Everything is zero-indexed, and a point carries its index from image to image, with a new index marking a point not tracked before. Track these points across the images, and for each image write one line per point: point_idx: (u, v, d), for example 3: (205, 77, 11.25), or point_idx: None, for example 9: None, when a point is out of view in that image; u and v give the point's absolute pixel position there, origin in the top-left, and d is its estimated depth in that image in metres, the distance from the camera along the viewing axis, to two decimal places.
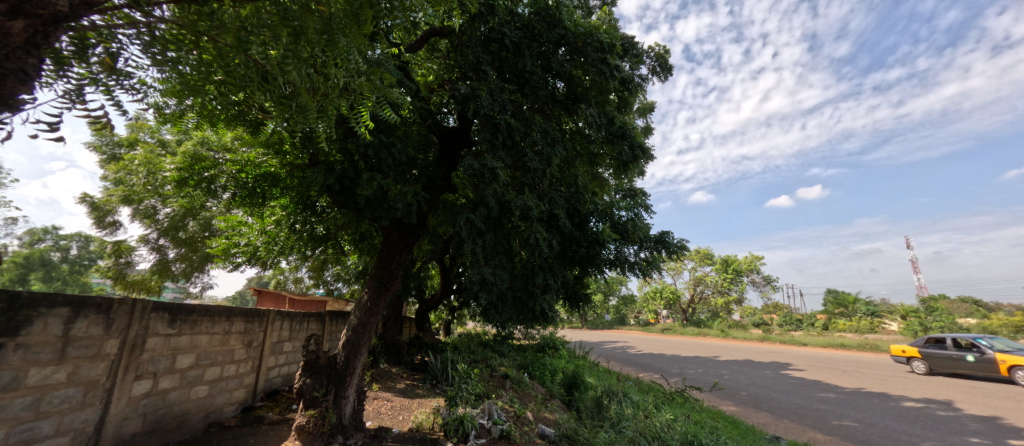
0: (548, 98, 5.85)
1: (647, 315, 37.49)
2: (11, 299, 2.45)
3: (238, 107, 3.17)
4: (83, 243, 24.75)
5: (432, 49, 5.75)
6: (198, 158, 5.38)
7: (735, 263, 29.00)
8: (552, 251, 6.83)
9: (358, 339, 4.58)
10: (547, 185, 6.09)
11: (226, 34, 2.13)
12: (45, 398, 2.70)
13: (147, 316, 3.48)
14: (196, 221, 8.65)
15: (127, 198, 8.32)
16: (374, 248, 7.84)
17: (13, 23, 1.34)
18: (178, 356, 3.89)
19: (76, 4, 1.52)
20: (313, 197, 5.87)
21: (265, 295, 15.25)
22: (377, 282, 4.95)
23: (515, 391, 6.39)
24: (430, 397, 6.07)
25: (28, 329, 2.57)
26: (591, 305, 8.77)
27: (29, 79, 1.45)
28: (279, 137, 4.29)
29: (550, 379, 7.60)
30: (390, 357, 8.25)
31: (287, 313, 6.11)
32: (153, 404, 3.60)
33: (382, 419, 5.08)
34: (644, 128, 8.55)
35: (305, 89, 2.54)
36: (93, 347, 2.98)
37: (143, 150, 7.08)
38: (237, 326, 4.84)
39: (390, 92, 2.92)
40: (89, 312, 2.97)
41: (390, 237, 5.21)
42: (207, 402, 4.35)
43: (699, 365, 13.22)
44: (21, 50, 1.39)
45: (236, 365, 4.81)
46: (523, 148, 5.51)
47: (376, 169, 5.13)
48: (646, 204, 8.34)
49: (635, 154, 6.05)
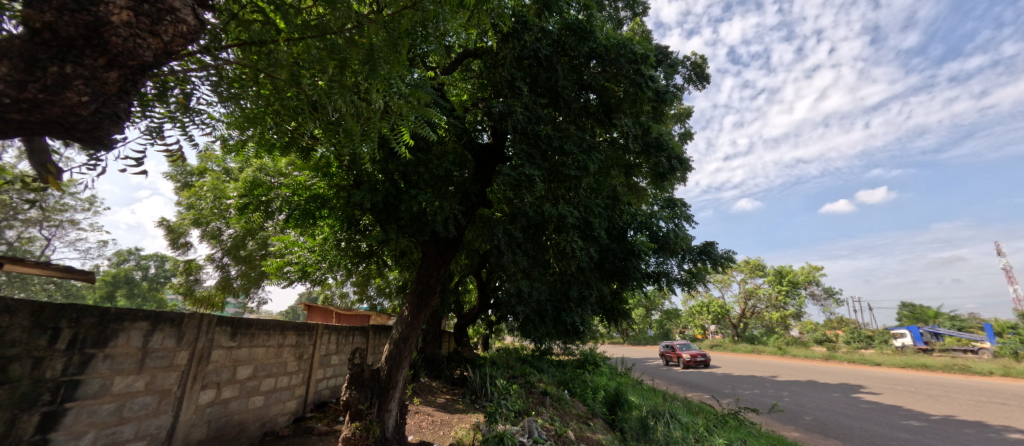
0: (581, 111, 5.77)
1: (693, 329, 35.45)
2: (102, 314, 2.77)
3: (291, 135, 3.49)
4: (159, 262, 27.20)
5: (466, 70, 5.96)
6: (256, 183, 5.77)
7: (791, 274, 26.84)
8: (591, 263, 6.62)
9: (400, 352, 4.77)
10: (584, 195, 5.96)
11: (281, 69, 2.43)
12: (127, 404, 2.98)
13: (212, 330, 3.79)
14: (254, 240, 9.28)
15: (197, 220, 9.14)
16: (414, 264, 8.05)
17: (109, 74, 1.64)
18: (238, 368, 4.17)
19: (159, 54, 1.79)
20: (358, 216, 6.10)
21: (315, 309, 16.10)
22: (417, 296, 5.16)
23: (556, 408, 6.22)
24: (470, 412, 6.06)
25: (114, 341, 2.86)
26: (630, 320, 8.41)
27: (122, 120, 1.81)
28: (325, 161, 4.64)
29: (591, 397, 7.35)
30: (430, 372, 8.34)
31: (335, 327, 6.38)
32: (216, 413, 3.87)
33: (424, 434, 5.12)
34: (682, 135, 8.26)
35: (350, 114, 2.76)
36: (166, 358, 3.28)
37: (211, 177, 7.79)
38: (290, 339, 5.12)
39: (428, 111, 3.06)
40: (164, 325, 3.27)
41: (429, 252, 5.43)
42: (263, 412, 4.61)
43: (754, 386, 12.26)
44: (116, 96, 1.72)
45: (288, 377, 5.08)
46: (558, 160, 5.46)
47: (416, 186, 5.27)
48: (687, 215, 7.95)
49: (673, 165, 5.99)
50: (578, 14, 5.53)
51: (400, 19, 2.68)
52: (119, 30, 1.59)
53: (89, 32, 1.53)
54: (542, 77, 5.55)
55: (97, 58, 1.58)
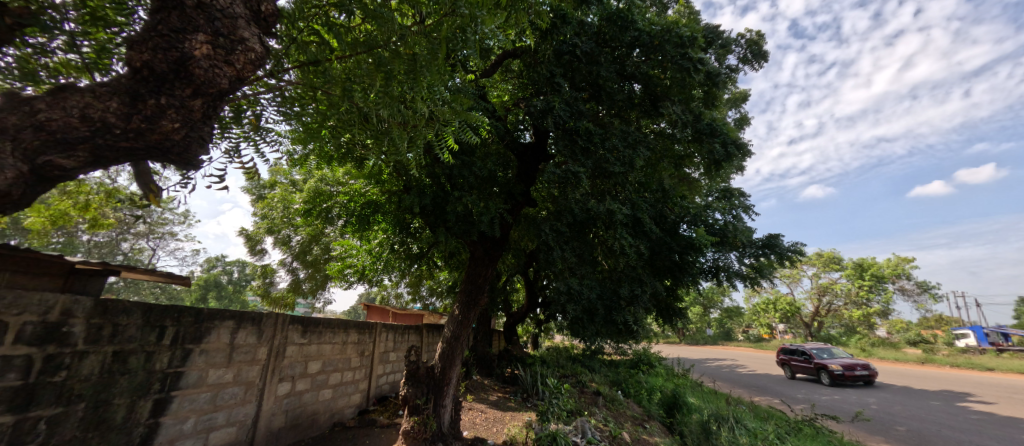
0: (625, 102, 5.55)
1: (758, 328, 32.78)
2: (197, 313, 3.16)
3: (347, 147, 3.74)
4: (241, 268, 30.40)
5: (506, 70, 6.00)
6: (317, 192, 6.25)
7: (874, 267, 23.93)
8: (643, 259, 6.30)
9: (452, 350, 4.92)
10: (631, 190, 5.75)
11: (335, 85, 2.74)
12: (219, 394, 3.36)
13: (286, 328, 4.17)
14: (318, 245, 10.06)
15: (270, 229, 10.08)
16: (462, 264, 8.26)
17: (195, 103, 1.93)
18: (309, 363, 4.55)
19: (233, 81, 2.04)
20: (408, 219, 6.36)
21: (373, 309, 17.09)
22: (467, 296, 5.29)
23: (609, 409, 6.08)
24: (522, 410, 6.10)
25: (207, 338, 3.24)
26: (686, 319, 7.98)
27: (205, 142, 2.11)
28: (378, 169, 4.92)
29: (646, 399, 7.08)
30: (482, 370, 8.52)
31: (392, 326, 6.73)
32: (292, 403, 4.25)
33: (478, 430, 5.24)
34: (738, 120, 7.68)
35: (398, 123, 2.91)
36: (249, 353, 3.67)
37: (280, 189, 8.55)
38: (352, 336, 5.48)
39: (469, 115, 3.12)
40: (247, 324, 3.65)
41: (476, 252, 5.54)
42: (332, 404, 4.98)
43: (834, 392, 11.08)
44: (200, 121, 2.02)
45: (352, 372, 5.44)
46: (602, 155, 5.26)
47: (461, 188, 5.39)
48: (747, 205, 7.38)
49: (730, 150, 5.56)
50: (619, 3, 5.34)
51: (438, 29, 2.88)
52: (201, 63, 1.87)
53: (179, 68, 1.83)
54: (582, 71, 5.40)
55: (184, 89, 1.87)
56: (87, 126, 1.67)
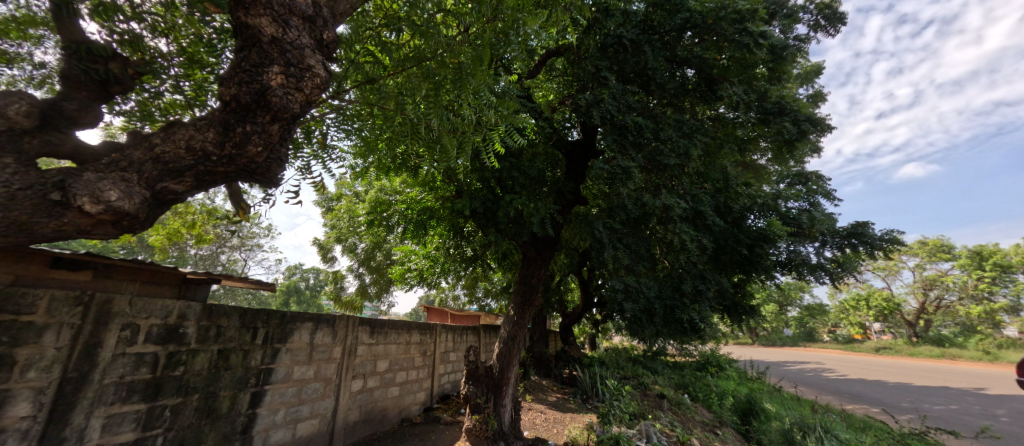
0: (678, 89, 5.25)
1: (847, 328, 29.12)
2: (281, 316, 3.52)
3: (403, 157, 3.96)
4: (315, 274, 33.42)
5: (550, 69, 5.97)
6: (378, 202, 6.68)
7: (997, 255, 20.19)
8: (707, 254, 5.88)
9: (509, 350, 4.98)
10: (689, 182, 5.42)
11: (390, 100, 2.93)
12: (303, 388, 3.71)
13: (357, 329, 4.49)
14: (381, 251, 10.74)
15: (339, 238, 10.97)
16: (516, 266, 8.33)
17: (273, 127, 2.16)
18: (378, 361, 4.86)
19: (303, 104, 2.25)
20: (461, 223, 6.57)
21: (433, 311, 17.84)
22: (521, 296, 5.33)
23: (676, 413, 5.77)
24: (582, 412, 5.99)
25: (291, 338, 3.59)
26: (760, 318, 7.32)
27: (283, 162, 2.34)
28: (431, 176, 5.14)
29: (717, 403, 6.62)
30: (540, 370, 8.52)
31: (451, 327, 6.98)
32: (364, 399, 4.57)
33: (538, 430, 5.24)
34: (812, 96, 6.89)
35: (447, 131, 3.01)
36: (326, 352, 4.00)
37: (346, 201, 9.27)
38: (415, 337, 5.76)
39: (515, 117, 3.13)
40: (323, 325, 3.99)
41: (528, 253, 5.56)
42: (400, 401, 5.27)
43: (951, 401, 9.50)
44: (278, 143, 2.25)
45: (416, 371, 5.72)
46: (655, 146, 5.03)
47: (511, 190, 5.45)
48: (827, 190, 6.59)
49: (803, 128, 5.02)
50: None
51: (481, 35, 2.93)
52: (277, 91, 2.09)
53: (260, 97, 2.05)
54: (629, 61, 5.22)
55: (264, 116, 2.10)
56: (192, 155, 1.95)
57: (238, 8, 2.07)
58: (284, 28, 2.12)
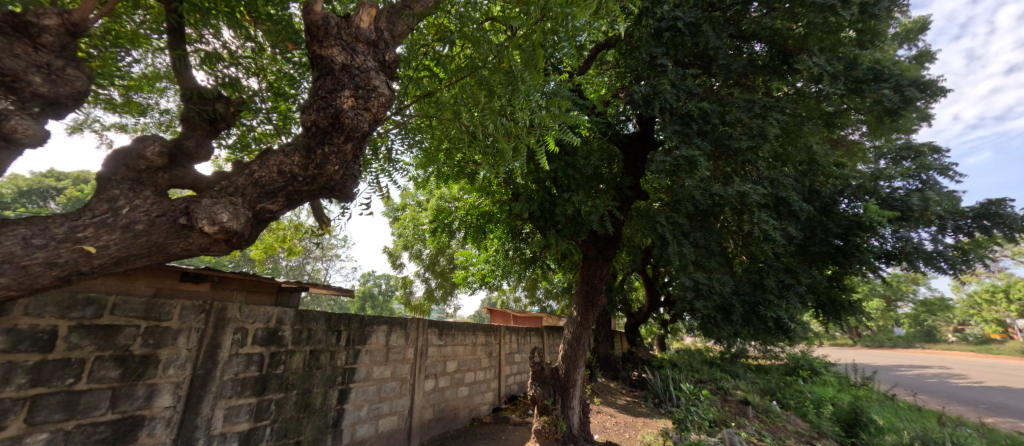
0: (747, 67, 4.81)
1: (979, 326, 24.42)
2: (361, 320, 3.81)
3: (461, 164, 4.09)
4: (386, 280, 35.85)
5: (600, 63, 5.82)
6: (439, 209, 7.00)
7: None
8: (793, 245, 5.30)
9: (574, 352, 4.90)
10: (766, 166, 4.92)
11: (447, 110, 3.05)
12: (382, 387, 3.98)
13: (426, 331, 4.72)
14: (444, 256, 11.22)
15: (406, 245, 11.67)
16: (576, 265, 8.21)
17: (348, 147, 2.34)
18: (447, 362, 5.06)
19: (372, 123, 2.41)
20: (519, 225, 6.62)
21: (496, 313, 18.18)
22: (583, 297, 5.23)
23: (763, 422, 5.26)
24: (656, 417, 5.70)
25: (369, 340, 3.88)
26: (863, 316, 6.41)
27: (358, 178, 2.53)
28: (488, 181, 5.26)
29: (814, 412, 5.92)
30: (607, 372, 8.31)
31: (515, 328, 7.06)
32: (437, 398, 4.78)
33: (609, 434, 5.08)
34: (916, 57, 5.89)
35: (502, 135, 3.05)
36: (400, 353, 4.26)
37: (410, 210, 9.84)
38: (481, 338, 5.92)
39: (569, 115, 3.08)
40: (397, 328, 4.25)
41: (589, 252, 5.44)
42: (470, 400, 5.44)
43: None
44: (353, 161, 2.43)
45: (483, 371, 5.86)
46: (722, 131, 4.65)
47: (567, 189, 5.38)
48: (944, 165, 5.59)
49: (908, 94, 4.43)
50: None
51: (530, 36, 2.92)
52: (349, 113, 2.26)
53: (335, 120, 2.24)
54: (687, 44, 4.91)
55: (339, 136, 2.28)
56: (282, 177, 2.20)
57: (314, 42, 2.30)
58: (352, 55, 2.32)
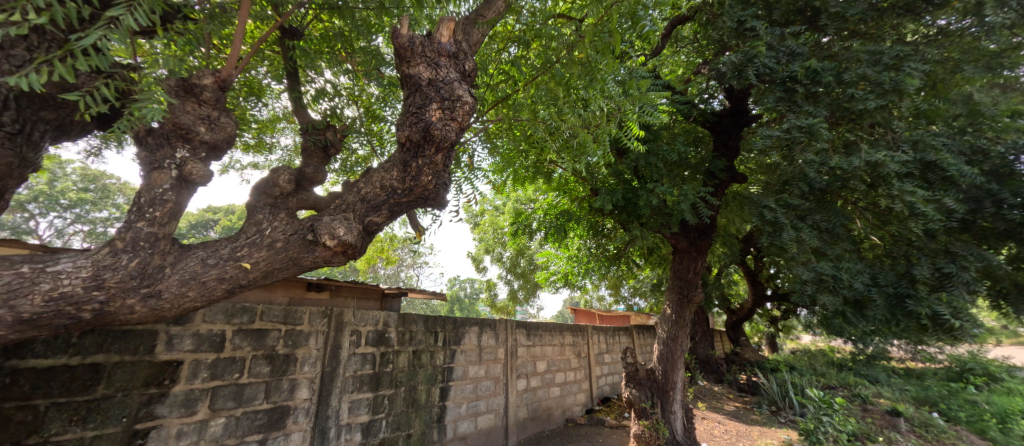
0: (866, 12, 4.07)
1: None
2: (454, 322, 4.00)
3: (540, 164, 4.10)
4: None
5: (677, 40, 5.41)
6: (516, 212, 7.14)
7: None
8: (952, 221, 4.31)
9: (671, 352, 4.59)
10: (905, 127, 4.07)
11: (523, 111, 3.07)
12: (478, 385, 4.14)
13: (514, 331, 4.80)
14: (524, 257, 11.39)
15: (488, 248, 12.10)
16: (664, 260, 7.70)
17: (438, 157, 2.46)
18: (537, 362, 5.09)
19: (458, 131, 2.50)
20: (600, 221, 6.43)
21: (580, 313, 17.86)
22: (676, 293, 4.88)
23: (922, 438, 4.36)
24: (776, 427, 5.06)
25: (463, 341, 4.06)
26: None
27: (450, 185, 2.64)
28: (565, 179, 5.21)
29: (998, 429, 4.72)
30: (709, 375, 7.66)
31: (602, 328, 6.86)
32: (530, 398, 4.83)
33: (720, 443, 4.64)
34: None
35: (580, 128, 2.97)
36: (492, 353, 4.40)
37: (489, 215, 10.20)
38: (569, 339, 5.85)
39: (650, 96, 2.88)
40: (487, 329, 4.40)
41: (679, 245, 5.05)
42: (562, 401, 5.41)
43: None
44: (444, 170, 2.55)
45: (573, 372, 5.79)
46: (839, 92, 3.99)
47: (650, 179, 5.06)
48: None
49: None
50: None
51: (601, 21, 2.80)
52: (438, 124, 2.37)
53: (427, 132, 2.36)
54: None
55: (430, 148, 2.41)
56: (385, 191, 2.39)
57: (402, 64, 2.48)
58: (436, 69, 2.46)
